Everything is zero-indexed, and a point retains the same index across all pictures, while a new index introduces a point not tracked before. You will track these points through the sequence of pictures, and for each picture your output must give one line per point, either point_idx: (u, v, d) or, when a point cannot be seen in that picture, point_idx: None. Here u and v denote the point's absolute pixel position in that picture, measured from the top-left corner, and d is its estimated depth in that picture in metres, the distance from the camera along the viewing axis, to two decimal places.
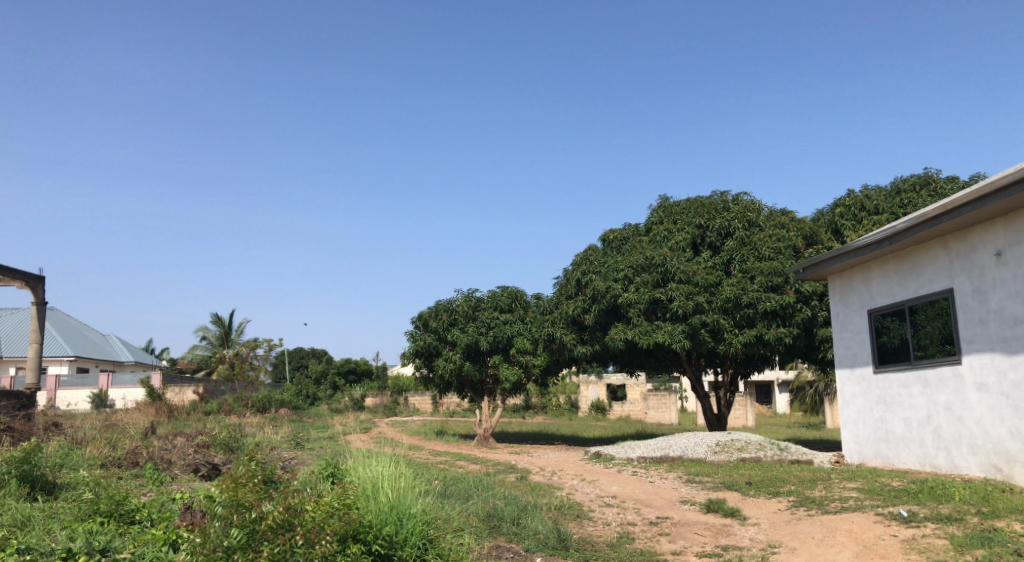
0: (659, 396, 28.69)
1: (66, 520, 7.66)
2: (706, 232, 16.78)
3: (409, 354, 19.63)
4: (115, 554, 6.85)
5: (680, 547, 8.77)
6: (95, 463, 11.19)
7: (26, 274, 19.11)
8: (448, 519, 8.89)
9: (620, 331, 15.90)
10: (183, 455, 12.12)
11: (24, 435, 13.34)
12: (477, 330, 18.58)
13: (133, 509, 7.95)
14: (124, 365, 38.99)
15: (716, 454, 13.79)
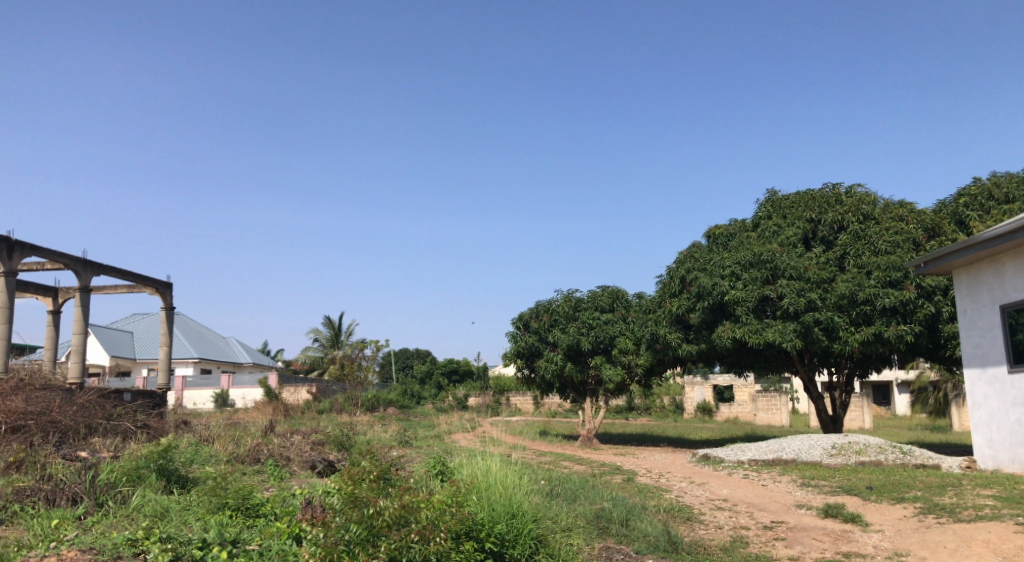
0: (769, 398, 27.81)
1: (199, 512, 8.12)
2: (818, 227, 16.21)
3: (510, 355, 19.78)
4: (244, 545, 7.22)
5: (798, 553, 8.50)
6: (221, 458, 11.82)
7: (156, 282, 20.40)
8: (556, 519, 8.92)
9: (727, 329, 15.55)
10: (301, 453, 12.64)
11: (159, 432, 14.27)
12: (578, 330, 18.55)
13: (258, 503, 8.36)
14: (243, 366, 41.05)
15: (833, 458, 13.29)
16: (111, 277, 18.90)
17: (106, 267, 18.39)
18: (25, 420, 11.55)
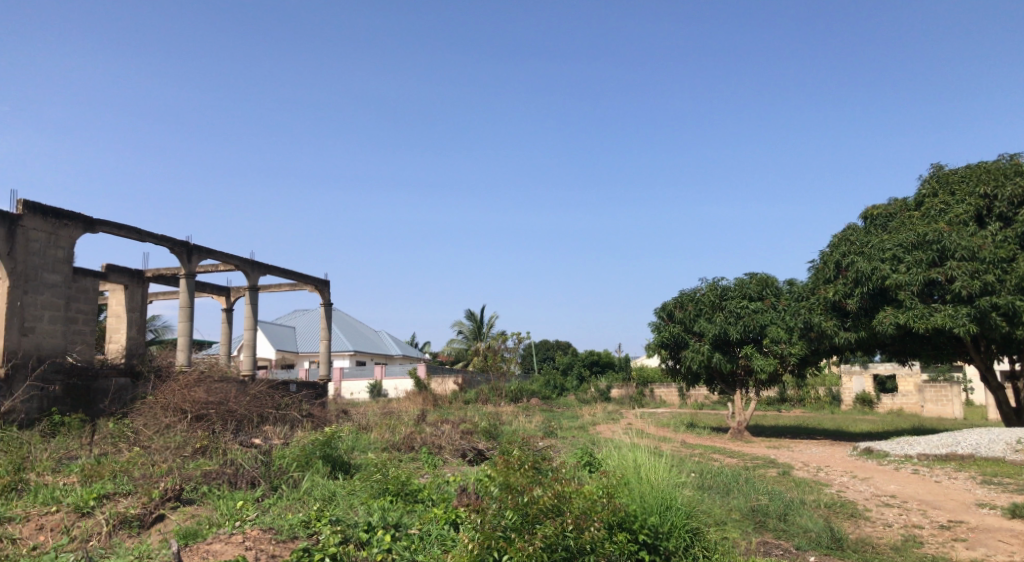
0: (938, 388, 25.90)
1: (363, 496, 8.52)
2: (994, 202, 14.94)
3: (654, 345, 19.48)
4: (406, 529, 7.51)
5: (982, 556, 7.89)
6: (380, 446, 12.38)
7: (315, 279, 21.61)
8: (710, 513, 8.71)
9: (889, 315, 14.64)
10: (452, 441, 13.01)
11: (322, 421, 15.13)
12: (725, 319, 18.01)
13: (417, 489, 8.68)
14: (393, 358, 42.81)
15: (1017, 454, 12.23)
16: (276, 276, 20.19)
17: (272, 267, 19.66)
18: (207, 409, 12.57)
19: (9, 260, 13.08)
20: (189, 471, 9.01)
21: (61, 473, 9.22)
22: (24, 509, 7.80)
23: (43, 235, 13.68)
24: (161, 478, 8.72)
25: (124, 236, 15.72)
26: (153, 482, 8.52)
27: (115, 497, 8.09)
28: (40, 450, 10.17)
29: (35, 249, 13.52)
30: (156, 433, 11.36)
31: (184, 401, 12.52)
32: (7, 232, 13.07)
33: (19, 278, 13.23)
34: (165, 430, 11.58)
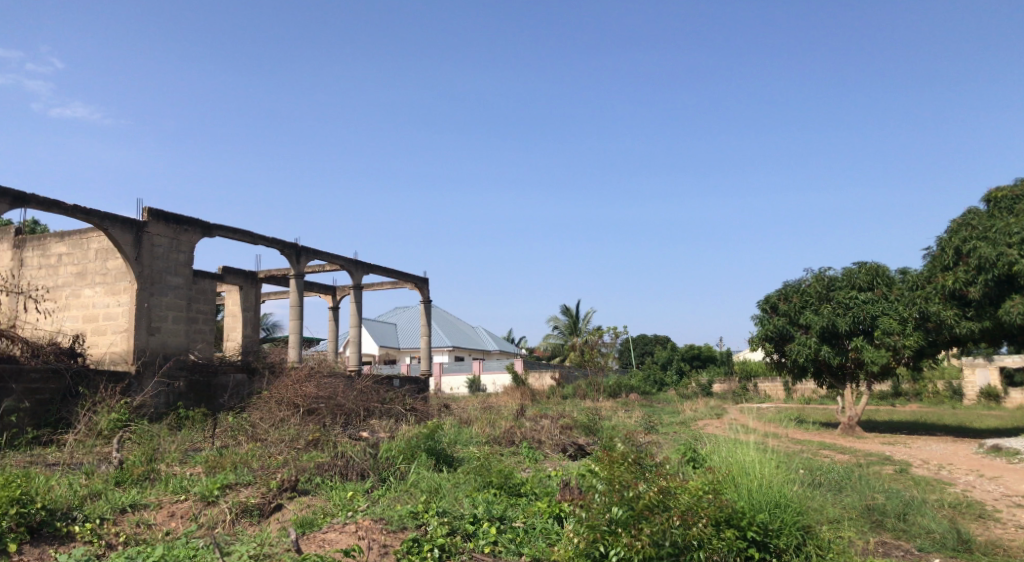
0: None
1: (467, 489, 8.65)
2: None
3: (758, 339, 18.96)
4: (511, 522, 7.58)
5: None
6: (481, 440, 12.53)
7: (414, 277, 22.06)
8: (824, 511, 8.42)
9: (1019, 303, 13.88)
10: (552, 436, 13.04)
11: (425, 415, 15.46)
12: (833, 311, 17.36)
13: (520, 483, 8.75)
14: (491, 354, 43.27)
15: None
16: (378, 275, 20.72)
17: (374, 266, 20.21)
18: (318, 403, 13.06)
19: (137, 264, 13.93)
20: (303, 463, 9.37)
21: (188, 463, 9.77)
22: (156, 497, 8.30)
23: (166, 239, 14.50)
24: (277, 470, 9.11)
25: (239, 239, 16.48)
26: (270, 473, 8.92)
27: (237, 487, 8.52)
28: (169, 442, 10.83)
29: (159, 254, 14.35)
30: (271, 427, 11.89)
31: (296, 396, 13.04)
32: (134, 237, 13.89)
33: (146, 280, 14.06)
34: (279, 423, 12.10)
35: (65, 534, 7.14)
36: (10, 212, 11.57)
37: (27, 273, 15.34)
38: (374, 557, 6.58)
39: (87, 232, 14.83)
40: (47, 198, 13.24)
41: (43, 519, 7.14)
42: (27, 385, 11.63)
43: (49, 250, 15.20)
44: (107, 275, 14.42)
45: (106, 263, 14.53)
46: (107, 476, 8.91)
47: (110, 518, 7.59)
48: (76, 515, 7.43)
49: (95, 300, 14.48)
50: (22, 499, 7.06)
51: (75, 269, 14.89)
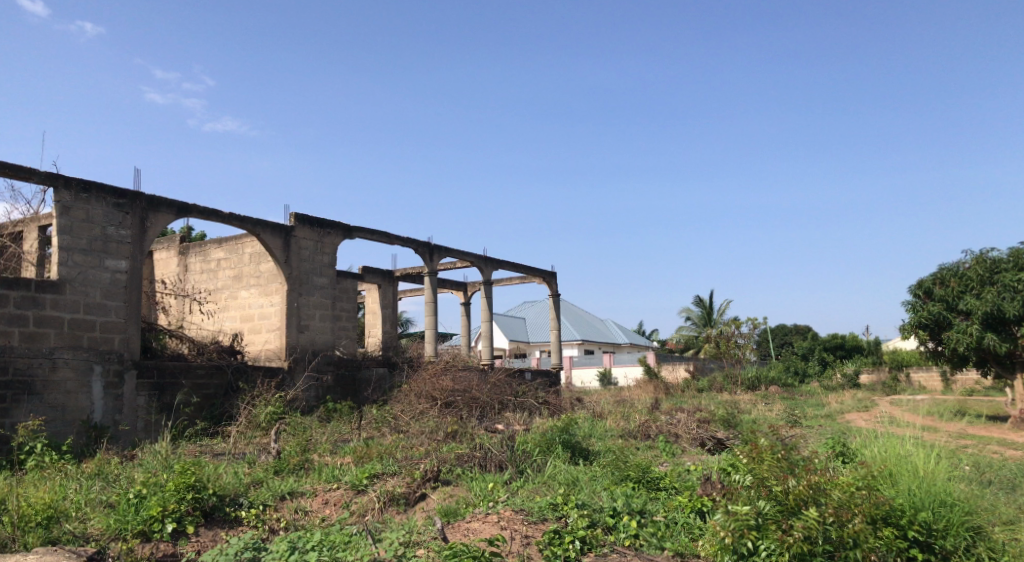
0: None
1: (605, 482, 8.65)
2: None
3: (911, 327, 17.84)
4: (652, 516, 7.52)
5: None
6: (616, 433, 12.48)
7: (542, 271, 22.23)
8: (995, 510, 7.83)
9: None
10: (689, 429, 12.81)
11: (558, 408, 15.57)
12: (998, 295, 16.09)
13: (659, 477, 8.65)
14: (621, 347, 42.94)
15: None
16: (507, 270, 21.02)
17: (504, 262, 20.52)
18: (454, 397, 13.43)
19: (286, 266, 14.77)
20: (444, 454, 9.66)
21: (337, 454, 10.30)
22: (311, 485, 8.80)
23: (312, 242, 15.31)
24: (420, 461, 9.45)
25: (376, 240, 17.16)
26: (413, 464, 9.26)
27: (384, 476, 8.90)
28: (320, 434, 11.46)
29: (306, 256, 15.16)
30: (412, 419, 12.34)
31: (434, 389, 13.49)
32: (283, 241, 14.73)
33: (295, 281, 14.90)
34: (419, 415, 12.53)
35: (233, 518, 7.70)
36: (177, 221, 12.56)
37: (191, 277, 16.61)
38: (517, 547, 6.71)
39: (241, 237, 15.90)
40: (207, 207, 14.28)
41: (215, 504, 7.73)
42: (194, 380, 12.57)
43: (209, 255, 16.39)
44: (261, 278, 15.42)
45: (259, 266, 15.56)
46: (267, 465, 9.53)
47: (272, 504, 8.12)
48: (242, 501, 8.00)
49: (251, 301, 15.53)
50: (196, 486, 7.67)
51: (232, 272, 16.00)
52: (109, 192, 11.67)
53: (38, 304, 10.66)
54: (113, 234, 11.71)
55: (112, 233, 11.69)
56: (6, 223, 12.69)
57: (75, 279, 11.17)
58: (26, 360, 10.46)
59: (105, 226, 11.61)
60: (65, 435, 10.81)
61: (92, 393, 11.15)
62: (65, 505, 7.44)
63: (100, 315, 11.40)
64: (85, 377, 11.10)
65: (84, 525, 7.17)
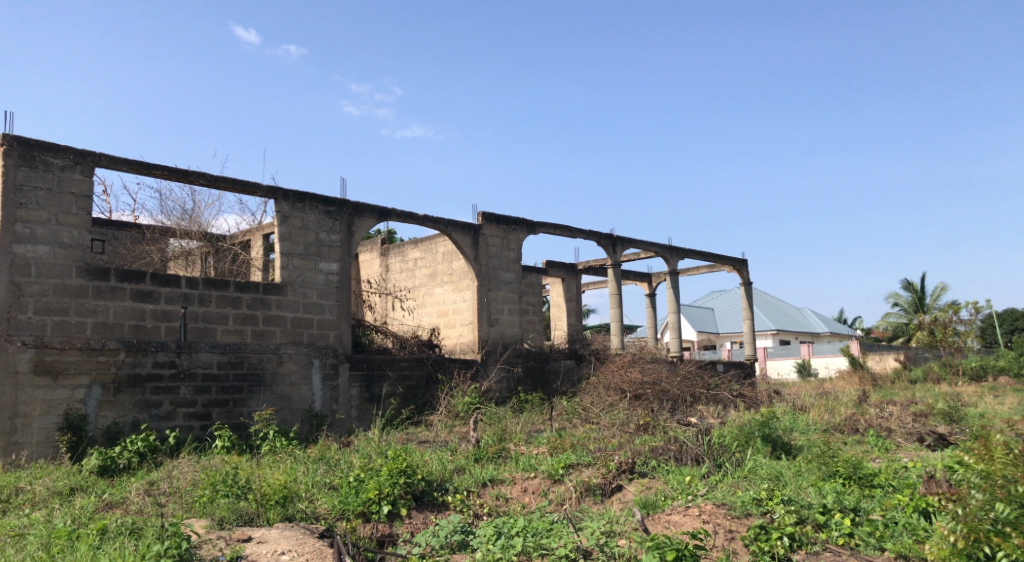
0: None
1: (812, 478, 8.27)
2: None
3: None
4: (867, 515, 7.10)
5: None
6: (821, 427, 11.87)
7: (732, 259, 21.53)
8: None
9: None
10: (904, 424, 11.92)
11: (754, 401, 15.03)
12: None
13: (872, 474, 8.13)
14: (821, 336, 40.68)
15: None
16: (695, 259, 20.57)
17: (690, 250, 20.08)
18: (644, 389, 13.38)
19: (476, 263, 15.33)
20: (638, 447, 9.64)
21: (532, 444, 10.60)
22: (510, 473, 9.13)
23: (499, 239, 15.80)
24: (615, 452, 9.50)
25: (561, 234, 17.41)
26: (608, 455, 9.33)
27: (579, 467, 9.05)
28: (514, 424, 11.85)
29: (494, 252, 15.67)
30: (603, 411, 12.43)
31: (623, 382, 13.51)
32: (473, 239, 15.32)
33: (485, 277, 15.42)
34: (610, 407, 12.60)
35: (441, 503, 8.18)
36: (379, 225, 13.45)
37: (391, 277, 17.73)
38: (721, 541, 6.60)
39: (434, 237, 16.74)
40: (403, 210, 15.17)
41: (424, 489, 8.24)
42: (399, 372, 13.41)
43: (406, 256, 17.39)
44: (454, 275, 16.19)
45: (452, 264, 16.33)
46: (468, 453, 9.99)
47: (475, 490, 8.52)
48: (448, 486, 8.48)
49: (446, 297, 16.34)
50: (407, 471, 8.21)
51: (427, 271, 16.89)
52: (320, 200, 12.69)
53: (266, 304, 11.80)
54: (325, 239, 12.73)
55: (324, 238, 12.71)
56: (237, 232, 14.16)
57: (295, 281, 12.25)
58: (257, 355, 11.63)
59: (318, 232, 12.65)
60: (292, 422, 11.93)
61: (312, 385, 12.22)
62: (296, 486, 8.23)
63: (316, 313, 12.44)
64: (306, 370, 12.18)
65: (313, 505, 7.89)
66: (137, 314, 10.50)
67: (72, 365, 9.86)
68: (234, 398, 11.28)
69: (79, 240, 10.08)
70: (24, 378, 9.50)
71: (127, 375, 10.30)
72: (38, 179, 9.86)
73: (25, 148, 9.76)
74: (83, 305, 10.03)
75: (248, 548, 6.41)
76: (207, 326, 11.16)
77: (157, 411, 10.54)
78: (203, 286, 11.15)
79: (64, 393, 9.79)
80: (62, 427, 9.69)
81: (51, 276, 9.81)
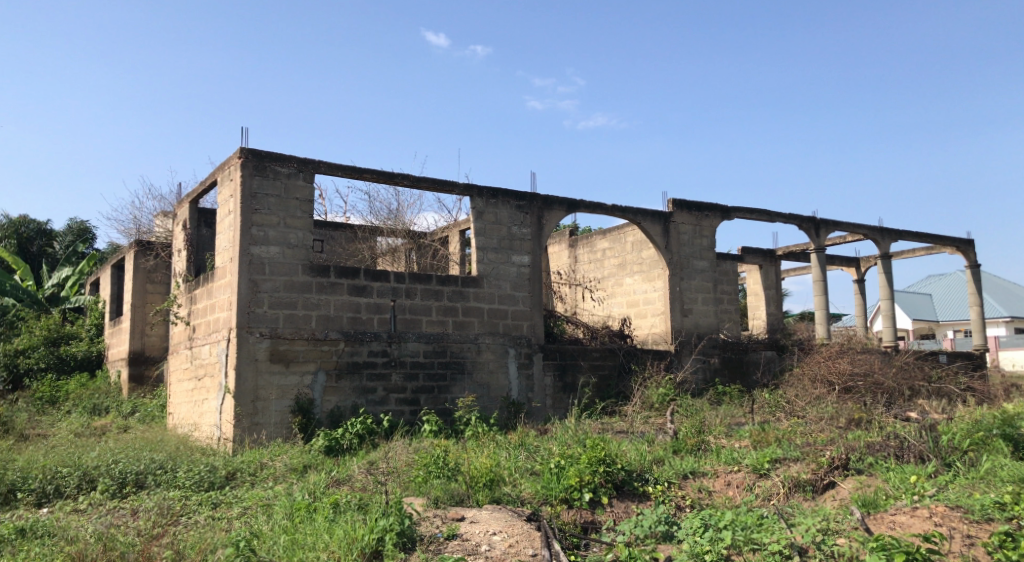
0: None
1: None
2: None
3: None
4: None
5: None
6: None
7: (956, 240, 19.65)
8: None
9: None
10: None
11: (985, 396, 13.67)
12: None
13: None
14: None
15: None
16: (910, 241, 18.98)
17: (905, 231, 18.56)
18: (855, 381, 12.55)
19: (668, 252, 15.09)
20: (852, 442, 9.07)
21: (733, 436, 10.29)
22: (712, 466, 8.92)
23: (691, 226, 15.45)
24: (825, 447, 8.99)
25: (756, 219, 16.73)
26: (818, 450, 8.86)
27: (787, 461, 8.67)
28: (714, 416, 11.57)
29: (686, 240, 15.34)
30: (809, 403, 11.84)
31: (831, 373, 12.76)
32: (663, 227, 15.10)
33: (677, 266, 15.14)
34: (817, 400, 11.97)
35: (642, 493, 8.19)
36: (568, 217, 13.62)
37: (581, 268, 17.88)
38: (959, 547, 6.10)
39: (624, 227, 16.71)
40: (592, 201, 15.24)
41: (624, 478, 8.26)
42: (591, 362, 13.53)
43: (596, 246, 17.47)
44: (644, 264, 16.08)
45: (642, 254, 16.21)
46: (666, 444, 9.89)
47: (676, 482, 8.44)
48: (649, 477, 8.46)
49: (636, 287, 16.25)
50: (606, 460, 8.26)
51: (616, 261, 16.88)
52: (512, 195, 13.06)
53: (465, 297, 12.33)
54: (517, 232, 13.08)
55: (517, 232, 13.07)
56: (436, 228, 14.91)
57: (491, 273, 12.70)
58: (458, 344, 12.19)
59: (510, 226, 13.02)
60: (492, 409, 12.39)
61: (509, 373, 12.62)
62: (500, 470, 8.55)
63: (511, 304, 12.83)
64: (503, 359, 12.59)
65: (518, 489, 8.16)
66: (353, 307, 11.35)
67: (300, 354, 10.84)
68: (439, 385, 11.90)
69: (303, 241, 11.06)
70: (262, 365, 10.56)
71: (346, 363, 11.18)
72: (269, 186, 10.91)
73: (257, 159, 10.82)
74: (309, 300, 10.99)
75: (463, 527, 6.75)
76: (413, 317, 11.83)
77: (373, 396, 11.34)
78: (409, 280, 11.84)
79: (294, 379, 10.78)
80: (293, 409, 10.70)
81: (282, 273, 10.83)
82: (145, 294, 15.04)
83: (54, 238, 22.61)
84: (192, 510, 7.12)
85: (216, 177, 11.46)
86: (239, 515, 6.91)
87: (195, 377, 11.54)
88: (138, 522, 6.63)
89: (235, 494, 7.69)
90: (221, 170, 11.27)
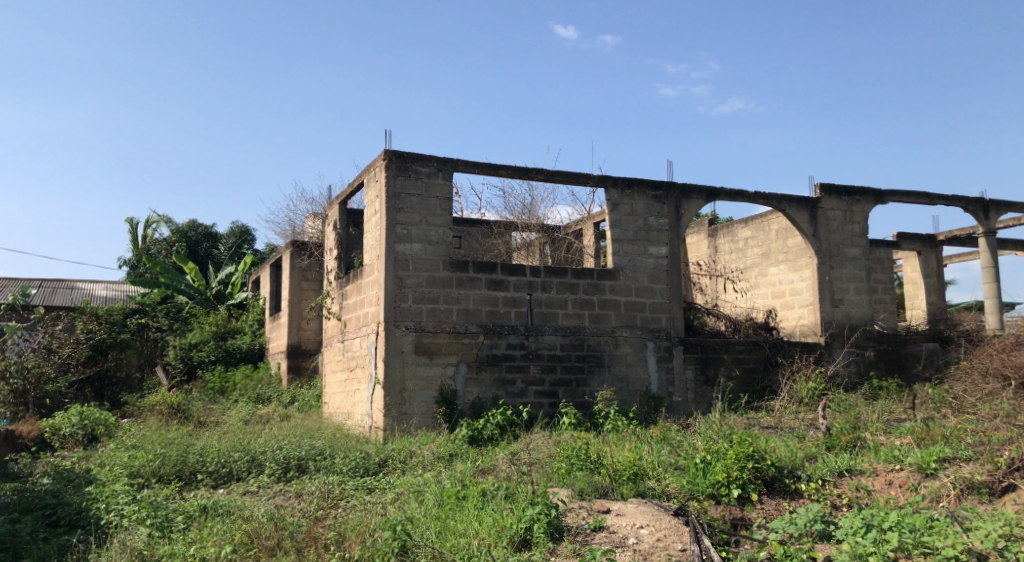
0: None
1: None
2: None
3: None
4: None
5: None
6: None
7: None
8: None
9: None
10: None
11: None
12: None
13: None
14: None
15: None
16: None
17: None
18: None
19: (816, 240, 14.39)
20: None
21: (894, 433, 9.67)
22: (871, 464, 8.43)
23: (840, 212, 14.66)
24: (1002, 447, 8.27)
25: (914, 202, 15.64)
26: (994, 450, 8.15)
27: (957, 462, 8.04)
28: (872, 412, 10.92)
29: (835, 227, 14.57)
30: (980, 400, 10.95)
31: (1005, 366, 11.75)
32: (810, 214, 14.40)
33: (827, 254, 14.40)
34: (989, 396, 11.05)
35: (794, 490, 7.88)
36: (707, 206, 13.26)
37: (721, 258, 17.37)
38: None
39: (767, 215, 16.08)
40: (733, 189, 14.76)
41: (774, 474, 7.96)
42: (735, 355, 13.12)
43: (737, 236, 16.91)
44: (789, 254, 15.44)
45: (788, 242, 15.55)
46: (819, 441, 9.43)
47: (832, 480, 8.03)
48: (801, 474, 8.10)
49: (782, 277, 15.60)
50: (756, 455, 7.95)
51: (760, 250, 16.28)
52: (648, 186, 12.85)
53: (601, 289, 12.25)
54: (654, 223, 12.86)
55: (653, 223, 12.84)
56: (573, 221, 14.91)
57: (627, 266, 12.56)
58: (596, 337, 12.13)
59: (647, 217, 12.82)
60: (632, 403, 12.26)
61: (648, 366, 12.45)
62: (644, 463, 8.43)
63: (649, 297, 12.63)
64: (642, 352, 12.43)
65: (664, 483, 8.02)
66: (492, 300, 11.53)
67: (443, 346, 11.14)
68: (577, 377, 11.90)
69: (443, 238, 11.35)
70: (408, 357, 10.94)
71: (486, 355, 11.39)
72: (411, 186, 11.26)
73: (400, 160, 11.20)
74: (450, 294, 11.27)
75: (609, 519, 6.71)
76: (550, 310, 11.89)
77: (512, 388, 11.49)
78: (545, 274, 11.90)
79: (438, 370, 11.09)
80: (438, 400, 11.01)
81: (424, 269, 11.17)
82: (301, 291, 15.96)
83: (219, 240, 24.39)
84: (349, 494, 7.47)
85: (362, 179, 11.95)
86: (393, 500, 7.19)
87: (347, 368, 12.11)
88: (303, 504, 7.02)
89: (389, 480, 8.01)
90: (367, 171, 11.75)
